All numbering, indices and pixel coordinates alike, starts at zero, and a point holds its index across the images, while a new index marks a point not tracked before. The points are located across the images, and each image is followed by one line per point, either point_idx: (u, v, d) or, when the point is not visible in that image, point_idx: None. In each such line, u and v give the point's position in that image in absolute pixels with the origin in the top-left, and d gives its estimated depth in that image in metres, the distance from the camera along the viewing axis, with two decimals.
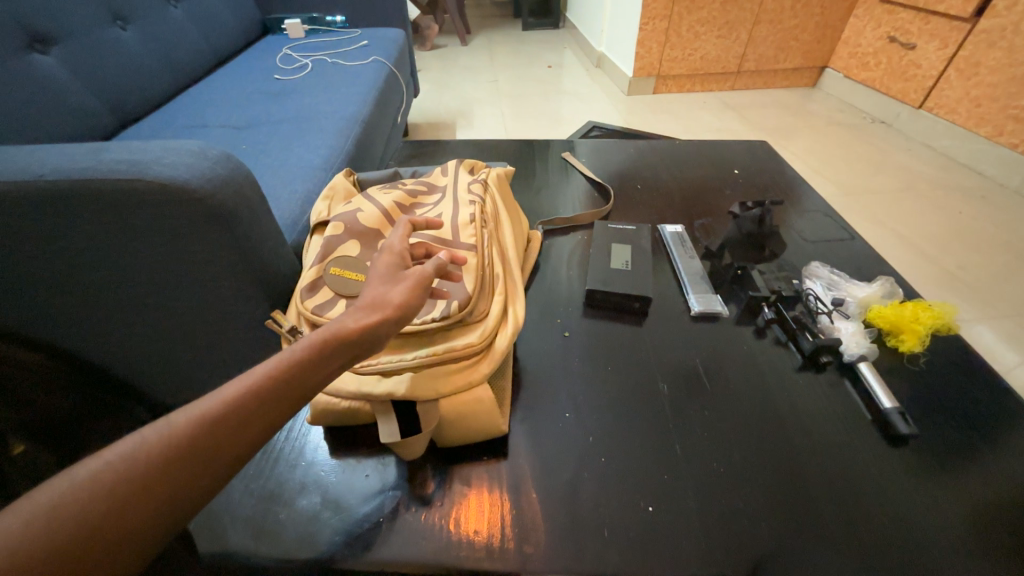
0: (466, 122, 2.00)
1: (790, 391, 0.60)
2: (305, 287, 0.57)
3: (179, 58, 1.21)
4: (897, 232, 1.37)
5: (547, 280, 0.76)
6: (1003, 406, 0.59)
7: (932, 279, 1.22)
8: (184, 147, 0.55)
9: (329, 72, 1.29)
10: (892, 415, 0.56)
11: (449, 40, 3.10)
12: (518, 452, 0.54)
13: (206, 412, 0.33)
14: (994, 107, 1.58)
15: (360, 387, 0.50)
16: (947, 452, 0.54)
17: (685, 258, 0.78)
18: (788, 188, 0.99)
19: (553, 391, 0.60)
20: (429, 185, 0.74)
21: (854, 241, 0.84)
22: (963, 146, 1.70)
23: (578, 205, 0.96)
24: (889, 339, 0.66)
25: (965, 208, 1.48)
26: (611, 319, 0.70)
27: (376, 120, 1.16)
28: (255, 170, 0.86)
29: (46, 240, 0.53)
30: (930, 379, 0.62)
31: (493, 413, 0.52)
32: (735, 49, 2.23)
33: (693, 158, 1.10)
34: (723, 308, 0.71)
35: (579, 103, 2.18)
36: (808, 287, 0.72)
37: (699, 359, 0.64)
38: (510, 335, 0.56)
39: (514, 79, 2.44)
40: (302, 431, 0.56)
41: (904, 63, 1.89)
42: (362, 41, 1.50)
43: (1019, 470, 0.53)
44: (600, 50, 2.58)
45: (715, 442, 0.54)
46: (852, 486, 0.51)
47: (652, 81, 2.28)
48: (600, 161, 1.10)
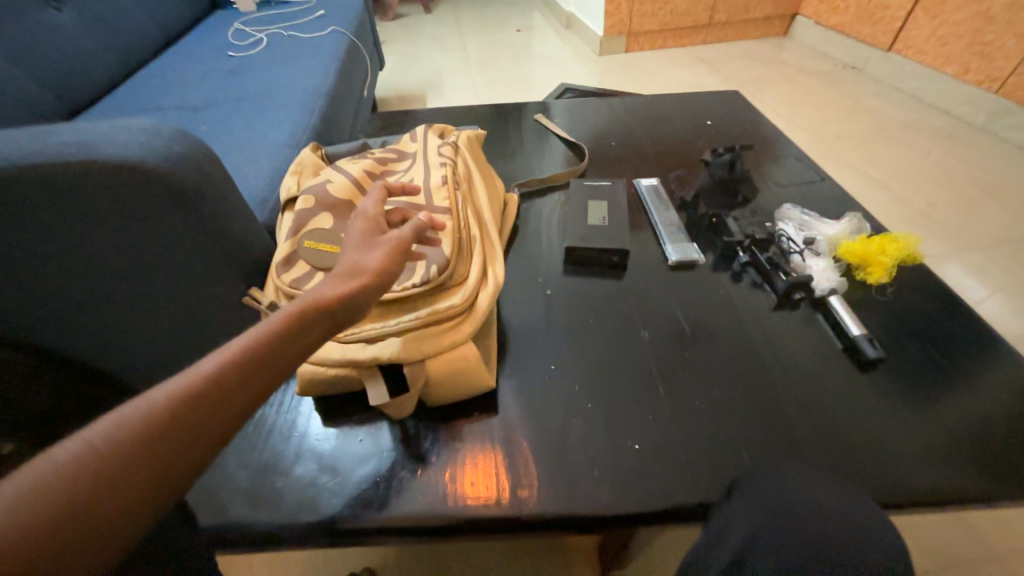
0: (437, 93, 1.94)
1: (765, 328, 0.62)
2: (280, 262, 0.57)
3: (123, 39, 1.14)
4: (869, 176, 1.39)
5: (526, 241, 0.77)
6: (965, 327, 0.62)
7: (903, 220, 1.25)
8: (135, 124, 0.53)
9: (286, 45, 1.23)
10: (860, 341, 0.58)
11: (413, 9, 2.97)
12: (508, 405, 0.55)
13: (185, 387, 0.32)
14: (960, 45, 1.60)
15: (345, 354, 0.50)
16: (915, 374, 0.57)
17: (661, 210, 0.79)
18: (760, 136, 1.00)
19: (538, 346, 0.61)
20: (399, 152, 0.73)
21: (824, 183, 0.85)
22: (931, 87, 1.72)
23: (554, 166, 0.96)
24: (857, 272, 0.68)
25: (934, 147, 1.51)
26: (592, 274, 0.71)
27: (341, 93, 1.12)
28: (217, 150, 0.83)
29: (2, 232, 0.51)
30: (896, 307, 0.65)
31: (479, 370, 0.53)
32: (705, 1, 2.18)
33: (666, 112, 1.09)
34: (700, 255, 0.72)
35: (551, 66, 2.12)
36: (780, 228, 0.73)
37: (677, 304, 0.66)
38: (492, 294, 0.56)
39: (482, 45, 2.36)
40: (293, 404, 0.57)
41: (872, 5, 1.88)
42: (319, 11, 1.43)
43: (979, 383, 0.56)
44: (568, 10, 2.50)
45: (696, 381, 0.57)
46: (825, 410, 0.54)
47: (624, 39, 2.23)
48: (574, 121, 1.08)
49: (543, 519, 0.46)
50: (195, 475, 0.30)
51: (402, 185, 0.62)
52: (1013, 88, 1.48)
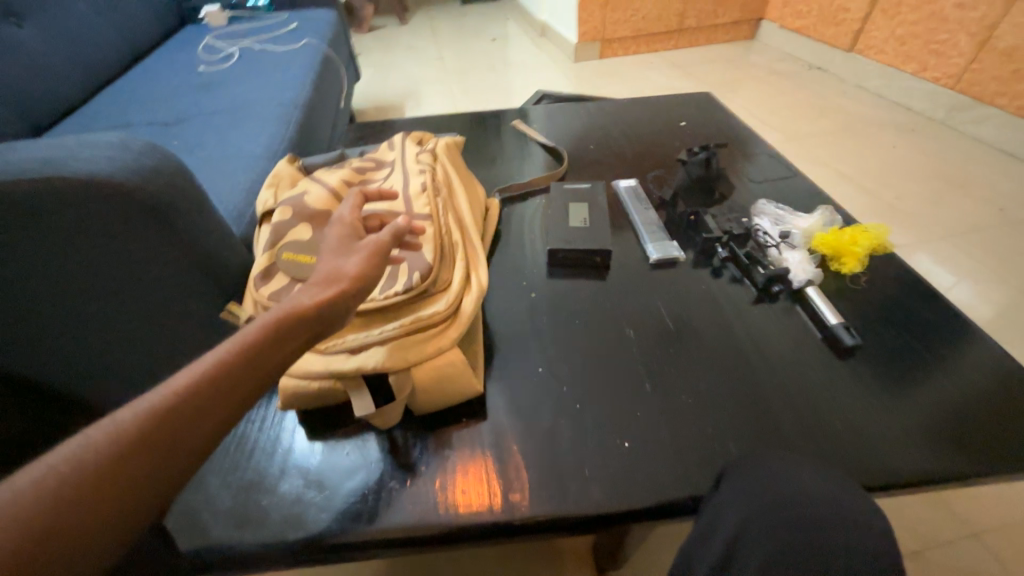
0: (415, 103, 1.94)
1: (747, 321, 0.64)
2: (258, 275, 0.56)
3: (89, 55, 1.11)
4: (838, 171, 1.44)
5: (509, 245, 0.77)
6: (936, 312, 0.64)
7: (874, 212, 1.29)
8: (103, 139, 0.52)
9: (258, 58, 1.22)
10: (837, 330, 0.60)
11: (388, 20, 2.98)
12: (497, 410, 0.55)
13: (157, 404, 0.31)
14: (917, 44, 1.67)
15: (328, 366, 0.50)
16: (891, 359, 0.59)
17: (641, 210, 0.80)
18: (733, 135, 1.02)
19: (525, 350, 0.61)
20: (377, 161, 0.72)
21: (796, 179, 0.88)
22: (892, 84, 1.79)
23: (534, 171, 0.96)
24: (832, 263, 0.70)
25: (898, 141, 1.57)
26: (575, 275, 0.71)
27: (317, 105, 1.11)
28: (189, 165, 0.81)
29: None
30: (871, 295, 0.67)
31: (466, 376, 0.52)
32: (675, 7, 2.24)
33: (641, 115, 1.11)
34: (680, 253, 0.73)
35: (527, 74, 2.15)
36: (757, 224, 0.75)
37: (661, 302, 0.67)
38: (476, 299, 0.56)
39: (459, 55, 2.37)
40: (276, 419, 0.55)
41: (833, 8, 1.96)
42: (292, 24, 1.42)
43: (952, 365, 0.58)
44: (543, 19, 2.54)
45: (682, 377, 0.57)
46: (808, 398, 0.55)
47: (598, 45, 2.27)
48: (552, 126, 1.10)
49: (536, 522, 0.46)
50: (170, 489, 0.29)
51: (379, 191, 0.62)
52: (968, 84, 1.55)
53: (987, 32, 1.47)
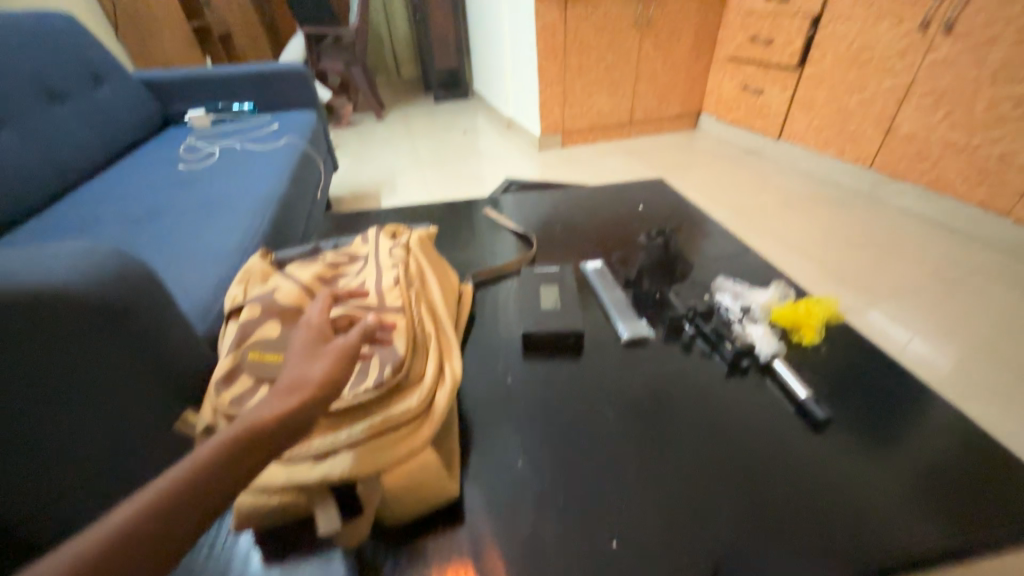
0: (390, 190, 2.04)
1: (721, 398, 0.64)
2: (220, 379, 0.53)
3: (66, 157, 1.14)
4: (786, 243, 1.56)
5: (483, 330, 0.77)
6: (896, 377, 0.67)
7: (823, 278, 1.39)
8: (63, 248, 0.52)
9: (238, 157, 1.28)
10: (808, 403, 0.61)
11: (365, 117, 3.22)
12: (475, 513, 0.51)
13: (101, 541, 0.28)
14: (832, 133, 1.93)
15: (291, 477, 0.46)
16: (863, 428, 0.60)
17: (609, 291, 0.83)
18: (686, 215, 1.11)
19: (502, 442, 0.59)
20: (351, 254, 0.74)
21: (748, 254, 0.95)
22: (819, 165, 2.03)
23: (504, 255, 1.00)
24: (792, 335, 0.74)
25: (832, 214, 1.74)
26: (550, 358, 0.71)
27: (293, 198, 1.16)
28: (157, 262, 0.81)
29: None
30: (833, 364, 0.69)
31: (440, 478, 0.49)
32: (624, 104, 2.53)
33: (602, 200, 1.20)
34: (649, 331, 0.75)
35: (496, 162, 2.32)
36: (718, 300, 0.79)
37: (635, 380, 0.67)
38: (449, 391, 0.55)
39: (432, 146, 2.56)
40: (229, 542, 0.50)
41: (758, 104, 2.26)
42: (273, 125, 1.51)
43: (921, 432, 0.59)
44: (508, 114, 2.81)
45: (664, 462, 0.56)
46: (791, 477, 0.54)
47: (559, 137, 2.51)
48: (520, 212, 1.17)
49: None
50: None
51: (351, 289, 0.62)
52: (881, 164, 1.77)
53: (888, 123, 1.72)
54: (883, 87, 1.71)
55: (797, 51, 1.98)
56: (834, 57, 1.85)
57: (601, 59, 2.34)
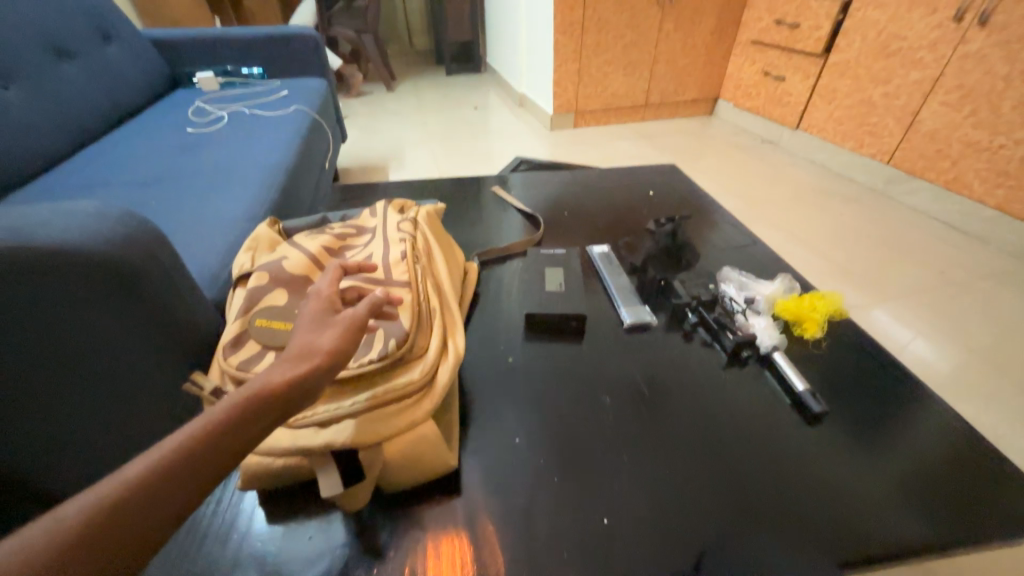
0: (398, 164, 2.02)
1: (719, 387, 0.65)
2: (228, 343, 0.54)
3: (74, 115, 1.13)
4: (795, 236, 1.55)
5: (487, 309, 0.78)
6: (895, 376, 0.67)
7: (829, 273, 1.38)
8: (76, 208, 0.52)
9: (247, 123, 1.26)
10: (805, 396, 0.62)
11: (375, 87, 3.17)
12: (471, 486, 0.53)
13: (109, 497, 0.29)
14: (852, 125, 1.88)
15: (296, 442, 0.48)
16: (857, 425, 0.60)
17: (614, 276, 0.83)
18: (697, 203, 1.10)
19: (501, 419, 0.60)
20: (359, 227, 0.74)
21: (756, 246, 0.94)
22: (835, 158, 1.99)
23: (511, 235, 1.00)
24: (794, 328, 0.74)
25: (845, 209, 1.71)
26: (552, 339, 0.72)
27: (301, 167, 1.15)
28: (165, 226, 0.81)
29: None
30: (832, 359, 0.70)
31: (439, 450, 0.51)
32: (641, 86, 2.47)
33: (612, 184, 1.19)
34: (652, 317, 0.75)
35: (507, 140, 2.28)
36: (723, 290, 0.79)
37: (635, 366, 0.68)
38: (451, 367, 0.56)
39: (442, 121, 2.52)
40: (234, 501, 0.52)
41: (778, 92, 2.20)
42: (282, 92, 1.49)
43: (915, 431, 0.60)
44: (521, 91, 2.75)
45: (659, 446, 0.57)
46: (783, 468, 0.55)
47: (572, 117, 2.46)
48: (529, 192, 1.15)
49: None
50: None
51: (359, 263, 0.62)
52: (900, 160, 1.73)
53: (911, 117, 1.67)
54: (909, 80, 1.65)
55: (823, 38, 1.91)
56: (862, 45, 1.78)
57: (619, 37, 2.27)
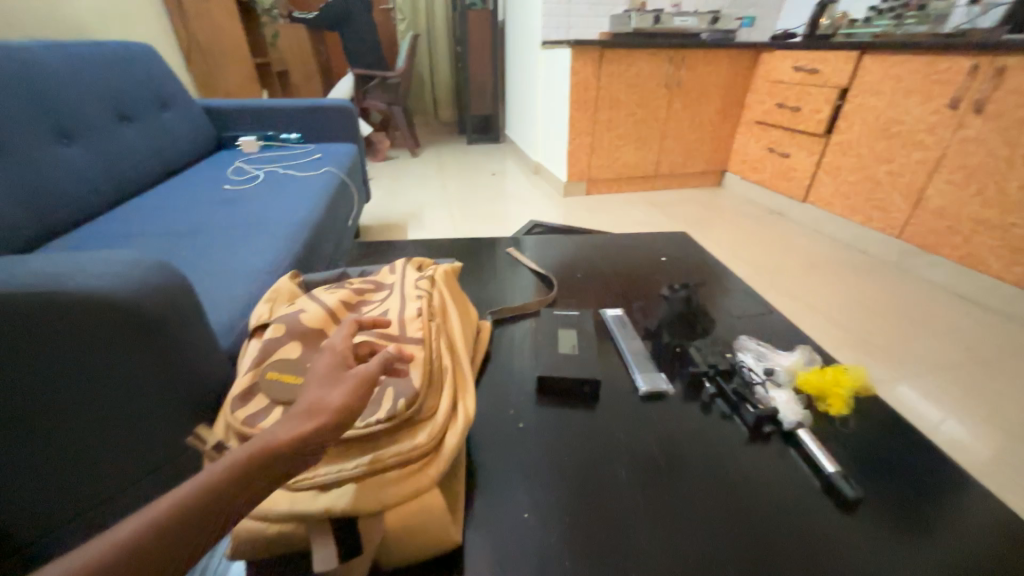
0: (417, 223, 2.11)
1: (742, 464, 0.61)
2: (236, 396, 0.54)
3: (125, 171, 1.22)
4: (810, 305, 1.53)
5: (498, 369, 0.77)
6: (934, 461, 0.62)
7: (848, 344, 1.34)
8: (115, 256, 0.55)
9: (280, 182, 1.35)
10: (837, 479, 0.57)
11: (400, 153, 3.39)
12: (475, 565, 0.48)
13: (96, 560, 0.27)
14: (860, 200, 1.92)
15: (294, 505, 0.45)
16: (899, 514, 0.55)
17: (628, 340, 0.82)
18: (709, 270, 1.11)
19: (509, 489, 0.57)
20: (377, 283, 0.76)
21: (772, 315, 0.93)
22: (846, 231, 2.02)
23: (524, 295, 1.01)
24: (819, 404, 0.71)
25: (860, 280, 1.71)
26: (564, 404, 0.70)
27: (325, 224, 1.20)
28: (192, 275, 0.84)
29: None
30: (862, 439, 0.66)
31: (444, 522, 0.47)
32: (650, 158, 2.60)
33: (625, 249, 1.21)
34: (668, 385, 0.73)
35: (522, 204, 2.38)
36: (740, 359, 0.77)
37: (651, 436, 0.65)
38: (461, 430, 0.54)
39: (461, 184, 2.66)
40: (220, 571, 0.48)
41: (783, 167, 2.29)
42: (315, 155, 1.60)
43: (965, 526, 0.54)
44: (536, 159, 2.92)
45: (680, 528, 0.53)
46: (819, 561, 0.50)
47: (584, 184, 2.58)
48: (543, 254, 1.18)
49: None
50: None
51: (375, 318, 0.62)
52: (910, 235, 1.75)
53: (917, 194, 1.71)
54: (912, 160, 1.71)
55: (824, 120, 2.03)
56: (862, 128, 1.88)
57: (630, 114, 2.43)
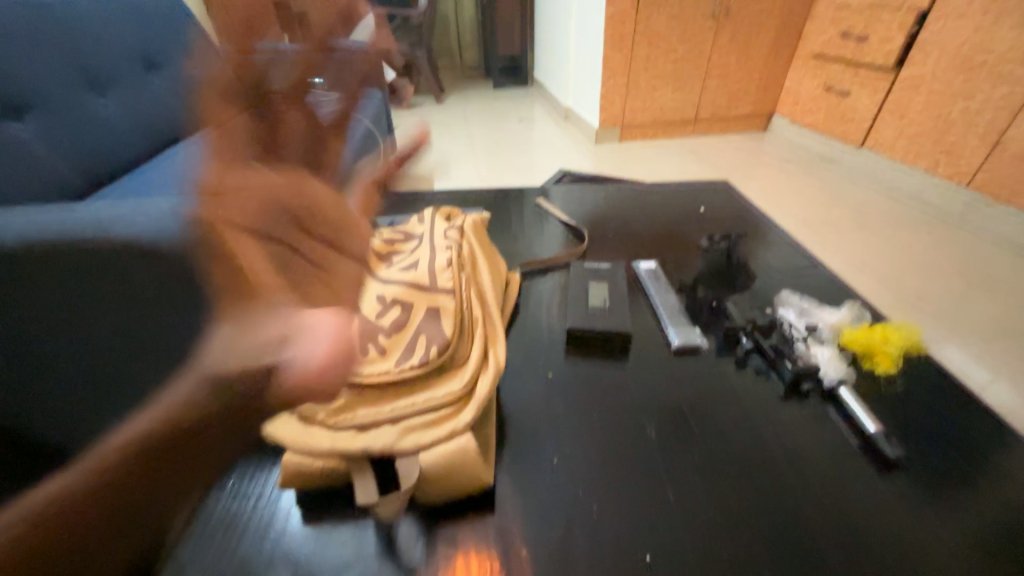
0: (443, 173, 2.07)
1: (774, 421, 0.60)
2: None
3: (157, 122, 1.24)
4: (856, 261, 1.44)
5: (527, 321, 0.76)
6: (987, 427, 0.59)
7: (896, 303, 1.27)
8: (152, 206, 0.57)
9: (306, 131, 1.33)
10: (878, 439, 0.56)
11: (425, 100, 3.27)
12: (506, 504, 0.51)
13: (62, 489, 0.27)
14: (926, 144, 1.73)
15: (334, 443, 0.48)
16: (935, 474, 0.54)
17: (661, 294, 0.79)
18: (751, 222, 1.04)
19: (539, 437, 0.58)
20: (405, 234, 0.75)
21: (819, 270, 0.87)
22: (905, 179, 1.84)
23: (553, 248, 0.98)
24: (864, 362, 0.67)
25: (915, 234, 1.58)
26: (594, 358, 0.69)
27: (352, 174, 1.19)
28: None
29: (30, 314, 0.51)
30: (908, 399, 0.63)
31: (476, 465, 0.49)
32: (690, 100, 2.41)
33: (660, 199, 1.15)
34: (702, 340, 0.71)
35: (550, 153, 2.28)
36: (782, 315, 0.74)
37: (682, 390, 0.64)
38: (491, 378, 0.55)
39: (487, 132, 2.56)
40: (272, 497, 0.53)
41: (840, 107, 2.08)
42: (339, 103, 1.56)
43: (1012, 490, 0.52)
44: (566, 104, 2.75)
45: (707, 480, 0.53)
46: (847, 516, 0.50)
47: (617, 130, 2.43)
48: (573, 205, 1.14)
49: None
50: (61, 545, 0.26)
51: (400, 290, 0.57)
52: (982, 184, 1.58)
53: (996, 137, 1.52)
54: (995, 96, 1.51)
55: (895, 51, 1.79)
56: (940, 59, 1.65)
57: (671, 51, 2.23)
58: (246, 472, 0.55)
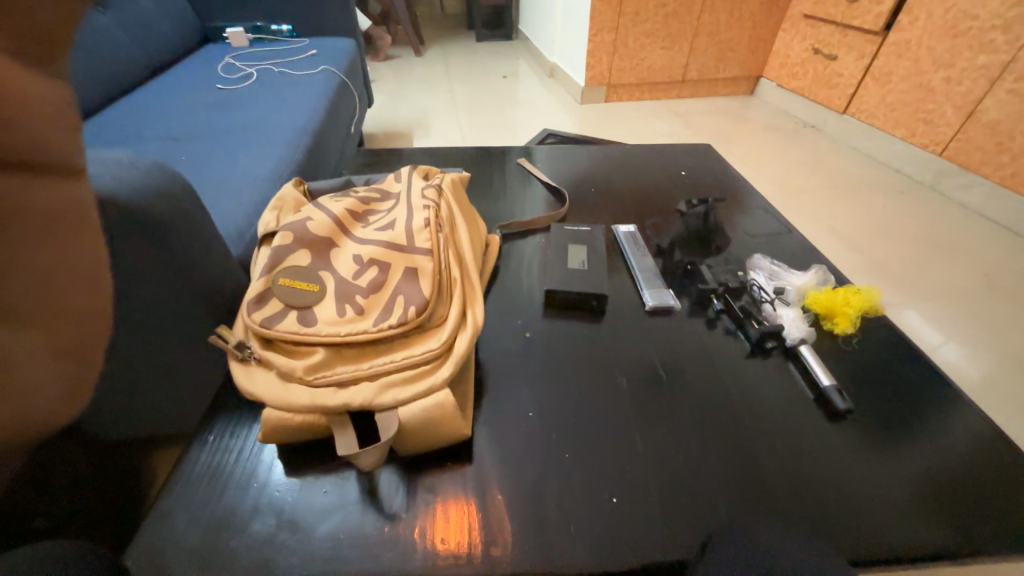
0: (424, 131, 1.99)
1: (738, 374, 0.64)
2: (252, 300, 0.55)
3: (111, 68, 1.14)
4: (830, 226, 1.48)
5: (506, 283, 0.77)
6: (929, 382, 0.64)
7: (863, 269, 1.32)
8: (110, 156, 0.50)
9: (275, 81, 1.25)
10: (830, 392, 0.60)
11: (404, 51, 3.09)
12: (483, 455, 0.53)
13: None
14: (906, 111, 1.75)
15: (314, 399, 0.49)
16: (881, 425, 0.58)
17: (639, 257, 0.81)
18: (731, 187, 1.05)
19: (515, 392, 0.60)
20: (382, 192, 0.73)
21: (791, 235, 0.90)
22: (882, 147, 1.87)
23: (535, 210, 0.98)
24: (825, 323, 0.71)
25: (887, 201, 1.62)
26: (571, 318, 0.71)
27: (327, 129, 1.13)
28: (194, 182, 0.82)
29: None
30: (861, 356, 0.67)
31: (455, 419, 0.51)
32: (679, 60, 2.35)
33: (643, 162, 1.14)
34: (676, 301, 0.73)
35: (535, 112, 2.21)
36: (752, 278, 0.76)
37: (654, 349, 0.67)
38: (469, 337, 0.56)
39: (470, 89, 2.45)
40: (253, 451, 0.54)
41: (827, 72, 2.06)
42: (310, 51, 1.46)
43: (944, 436, 0.58)
44: (552, 60, 2.65)
45: (673, 432, 0.56)
46: (798, 461, 0.54)
47: (604, 90, 2.37)
48: (556, 167, 1.12)
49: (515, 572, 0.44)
50: None
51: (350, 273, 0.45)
52: (954, 153, 1.61)
53: (972, 106, 1.54)
54: (976, 64, 1.52)
55: (884, 13, 1.76)
56: (928, 23, 1.64)
57: (661, 6, 2.14)
58: (227, 429, 0.56)
